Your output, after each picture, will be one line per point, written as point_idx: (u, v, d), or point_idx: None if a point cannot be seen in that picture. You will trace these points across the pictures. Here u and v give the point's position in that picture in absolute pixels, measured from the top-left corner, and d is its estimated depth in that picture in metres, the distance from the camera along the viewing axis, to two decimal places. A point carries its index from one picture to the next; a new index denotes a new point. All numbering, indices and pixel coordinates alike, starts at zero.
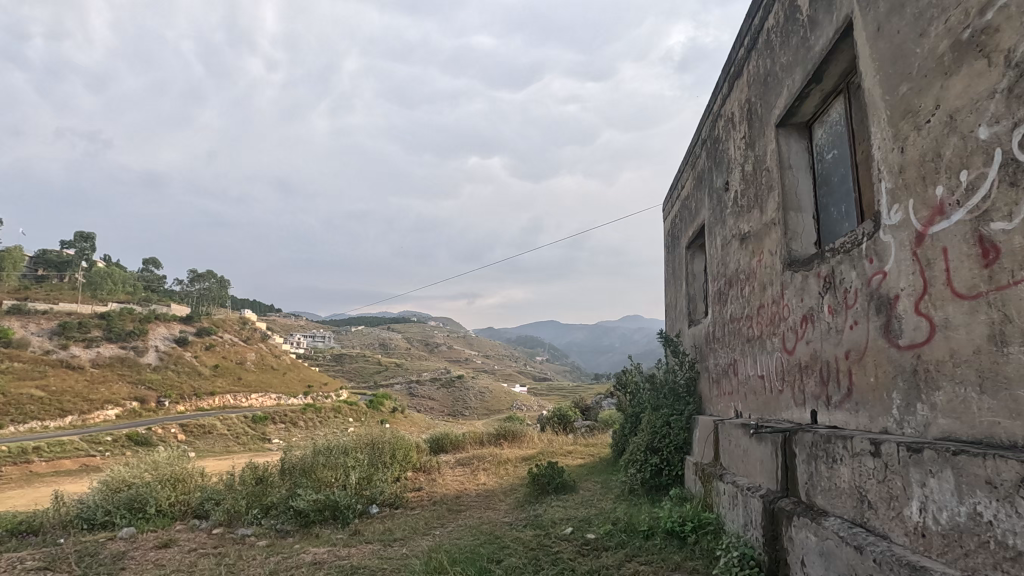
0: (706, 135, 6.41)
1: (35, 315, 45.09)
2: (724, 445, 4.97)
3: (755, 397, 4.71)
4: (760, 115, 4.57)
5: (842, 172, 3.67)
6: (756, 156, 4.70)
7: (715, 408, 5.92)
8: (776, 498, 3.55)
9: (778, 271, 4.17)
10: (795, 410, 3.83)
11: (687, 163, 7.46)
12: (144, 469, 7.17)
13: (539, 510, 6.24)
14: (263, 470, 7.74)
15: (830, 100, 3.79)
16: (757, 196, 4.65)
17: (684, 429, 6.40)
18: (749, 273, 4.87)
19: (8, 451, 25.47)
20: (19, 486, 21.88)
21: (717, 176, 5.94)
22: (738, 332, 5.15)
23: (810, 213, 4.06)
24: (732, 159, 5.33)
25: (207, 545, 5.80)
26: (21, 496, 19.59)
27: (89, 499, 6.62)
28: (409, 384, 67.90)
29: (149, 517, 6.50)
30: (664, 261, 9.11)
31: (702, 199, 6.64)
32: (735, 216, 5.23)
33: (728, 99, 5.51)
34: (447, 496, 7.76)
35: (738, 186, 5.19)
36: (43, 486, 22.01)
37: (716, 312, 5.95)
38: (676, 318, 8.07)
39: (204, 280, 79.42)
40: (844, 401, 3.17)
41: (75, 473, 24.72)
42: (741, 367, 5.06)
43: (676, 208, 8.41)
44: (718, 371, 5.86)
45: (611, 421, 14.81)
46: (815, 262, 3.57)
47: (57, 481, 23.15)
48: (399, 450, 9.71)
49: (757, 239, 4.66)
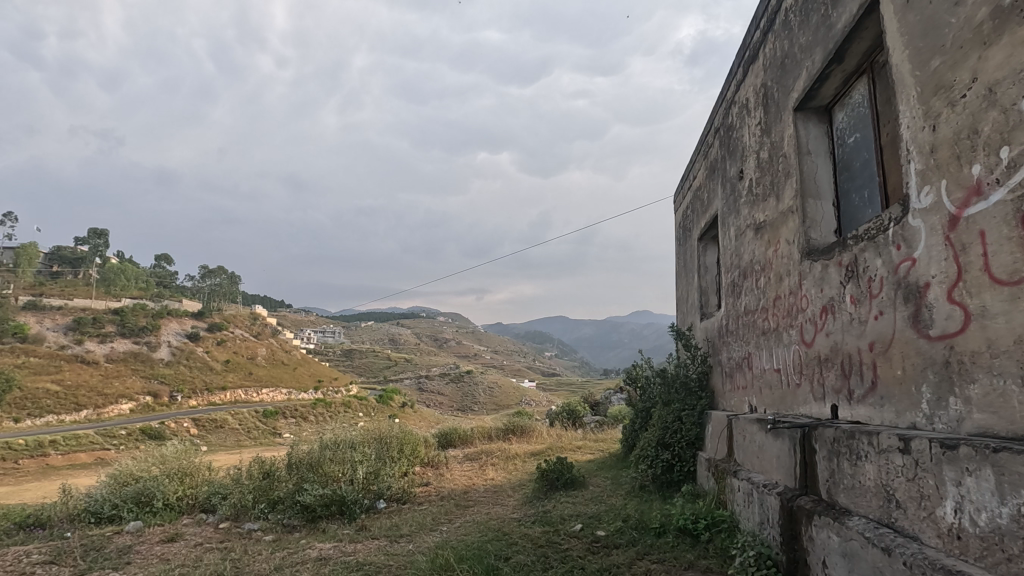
0: (719, 123, 6.22)
1: (50, 311, 45.68)
2: (738, 441, 4.83)
3: (771, 392, 4.56)
4: (777, 100, 4.40)
5: (865, 156, 3.51)
6: (772, 142, 4.53)
7: (728, 403, 5.78)
8: (794, 495, 3.41)
9: (796, 261, 4.02)
10: (815, 405, 3.68)
11: (699, 152, 7.29)
12: (152, 463, 7.16)
13: (547, 506, 6.13)
14: (270, 464, 7.68)
15: (852, 81, 3.62)
16: (774, 184, 4.48)
17: (696, 424, 6.26)
18: (765, 264, 4.71)
19: (25, 445, 25.79)
20: (36, 479, 22.19)
21: (730, 165, 5.78)
22: (753, 325, 4.99)
23: (830, 201, 3.90)
24: (747, 146, 5.16)
25: (213, 540, 5.75)
26: (36, 489, 19.82)
27: (97, 493, 6.60)
28: (418, 379, 68.14)
29: (155, 511, 6.48)
30: (675, 254, 8.97)
31: (715, 189, 6.47)
32: (750, 205, 5.07)
33: (742, 85, 5.33)
34: (455, 492, 7.67)
35: (753, 174, 5.02)
36: (58, 479, 22.30)
37: (730, 305, 5.80)
38: (687, 311, 7.91)
39: (216, 276, 80.02)
40: (868, 395, 3.02)
41: (90, 467, 24.99)
42: (756, 361, 4.92)
43: (687, 199, 8.26)
44: (731, 365, 5.72)
45: (620, 416, 14.68)
46: (835, 250, 3.42)
47: (73, 474, 23.44)
48: (407, 445, 9.64)
49: (773, 228, 4.51)
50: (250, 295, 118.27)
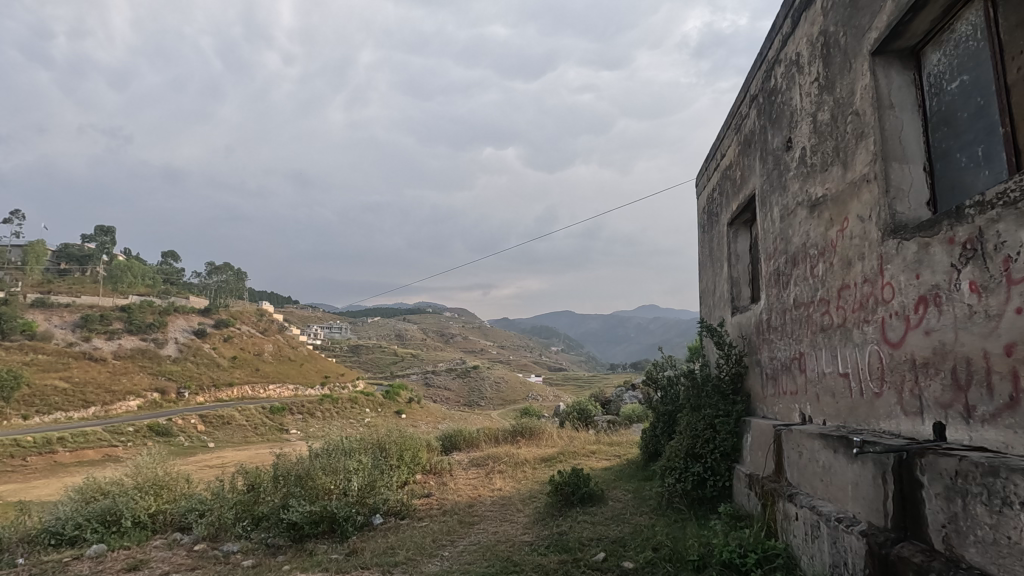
0: (757, 88, 5.46)
1: (58, 308, 45.25)
2: (789, 457, 4.11)
3: (834, 400, 3.80)
4: (843, 47, 3.63)
5: (978, 104, 2.72)
6: (835, 100, 3.76)
7: (770, 410, 5.05)
8: (889, 539, 2.67)
9: (874, 241, 3.25)
10: (905, 421, 2.95)
11: (729, 126, 6.53)
12: (127, 475, 6.52)
13: (563, 528, 5.40)
14: (256, 474, 7.00)
15: (956, 10, 2.83)
16: (838, 150, 3.72)
17: (732, 434, 5.47)
18: (823, 248, 3.96)
19: (32, 442, 25.35)
20: (43, 477, 21.79)
21: (772, 136, 5.01)
22: (808, 320, 4.23)
23: (920, 164, 3.12)
24: (799, 109, 4.37)
25: (182, 567, 5.05)
26: (38, 488, 19.29)
27: (59, 511, 5.93)
28: (425, 374, 67.51)
29: (123, 532, 5.76)
30: (698, 241, 8.26)
31: (751, 165, 5.70)
32: (804, 179, 4.30)
33: (790, 39, 4.55)
34: (459, 505, 6.94)
35: (806, 141, 4.24)
36: (64, 477, 21.80)
37: (772, 298, 5.03)
38: (715, 304, 7.18)
39: (222, 273, 79.65)
40: (1002, 415, 2.27)
41: (96, 464, 24.55)
42: (811, 363, 4.19)
43: (713, 181, 7.51)
44: (774, 367, 4.99)
45: (633, 416, 13.96)
46: (940, 223, 2.67)
47: (80, 472, 22.98)
48: (407, 451, 8.83)
49: (838, 204, 3.73)
50: (257, 292, 117.74)
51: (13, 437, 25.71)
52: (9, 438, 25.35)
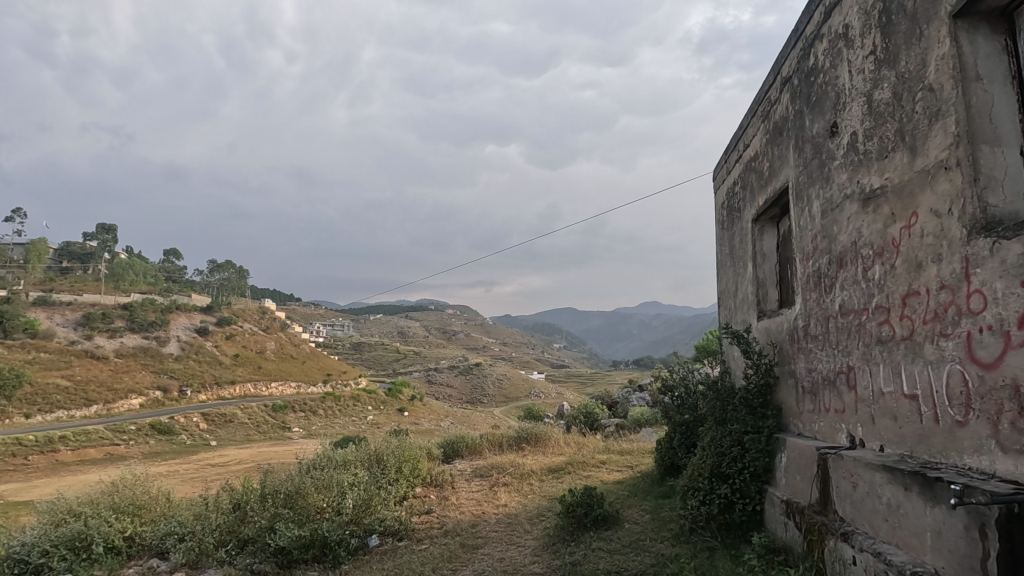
0: (790, 70, 4.93)
1: (60, 305, 44.76)
2: (840, 488, 3.60)
3: (895, 425, 3.28)
4: (911, 12, 3.09)
5: None
6: (897, 75, 3.24)
7: (809, 429, 4.52)
8: None
9: (957, 240, 2.73)
10: (1002, 460, 2.44)
11: (754, 114, 6.01)
12: (101, 496, 6.04)
13: (576, 558, 4.90)
14: (242, 492, 6.50)
15: None
16: (902, 132, 3.19)
17: (763, 453, 4.94)
18: (882, 247, 3.43)
19: (34, 441, 24.97)
20: (45, 477, 21.40)
21: (810, 121, 4.49)
22: (860, 331, 3.70)
23: (1015, 148, 2.60)
24: (846, 89, 3.85)
25: None
26: (36, 488, 18.83)
27: (25, 535, 5.43)
28: (427, 371, 67.09)
29: (94, 560, 5.28)
30: (717, 238, 7.74)
31: (783, 155, 5.17)
32: (854, 169, 3.77)
33: (835, 11, 4.02)
34: (462, 525, 6.42)
35: (857, 125, 3.71)
36: (65, 477, 21.38)
37: (810, 303, 4.51)
38: (737, 306, 6.67)
39: (224, 270, 79.05)
40: None
41: (100, 464, 24.16)
42: (861, 380, 3.68)
43: (733, 174, 6.98)
44: (813, 381, 4.47)
45: (641, 419, 13.46)
46: None
47: (82, 471, 22.61)
48: (406, 463, 8.28)
49: (902, 196, 3.21)
50: (259, 288, 117.22)
51: (14, 436, 25.35)
52: (11, 437, 24.95)
